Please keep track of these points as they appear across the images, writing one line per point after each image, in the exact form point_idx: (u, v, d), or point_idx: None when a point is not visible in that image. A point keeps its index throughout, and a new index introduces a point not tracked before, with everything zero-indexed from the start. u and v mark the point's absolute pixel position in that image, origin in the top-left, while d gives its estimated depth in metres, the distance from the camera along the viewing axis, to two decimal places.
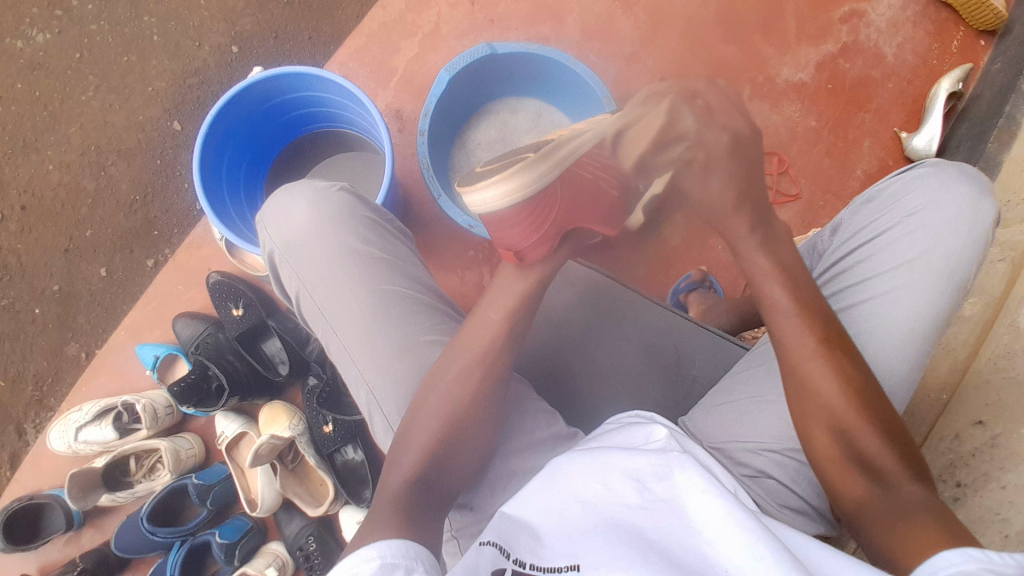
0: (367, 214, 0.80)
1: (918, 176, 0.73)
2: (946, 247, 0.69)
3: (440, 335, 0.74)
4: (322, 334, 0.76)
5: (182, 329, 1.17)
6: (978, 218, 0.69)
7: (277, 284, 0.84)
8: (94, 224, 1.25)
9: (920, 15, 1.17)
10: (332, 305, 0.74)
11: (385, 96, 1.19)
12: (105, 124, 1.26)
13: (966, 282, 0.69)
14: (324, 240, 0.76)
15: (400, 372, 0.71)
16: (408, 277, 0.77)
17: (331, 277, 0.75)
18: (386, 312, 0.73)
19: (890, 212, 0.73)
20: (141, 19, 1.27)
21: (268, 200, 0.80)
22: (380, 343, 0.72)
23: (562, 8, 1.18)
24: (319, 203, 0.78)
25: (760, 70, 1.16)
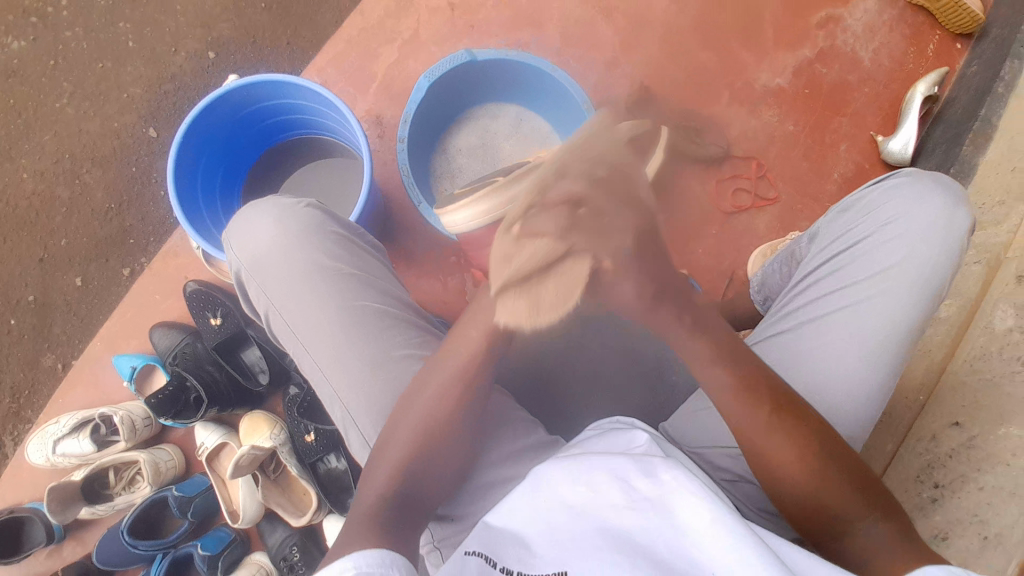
0: (336, 229, 0.80)
1: (892, 186, 0.74)
2: (922, 255, 0.69)
3: (413, 350, 0.73)
4: (294, 352, 0.75)
5: (160, 339, 1.15)
6: (951, 228, 0.70)
7: (247, 302, 0.83)
8: (69, 233, 1.23)
9: (896, 20, 1.18)
10: (301, 320, 0.73)
11: (365, 102, 1.18)
12: (80, 131, 1.25)
13: (942, 290, 0.69)
14: (292, 255, 0.75)
15: (372, 389, 0.70)
16: (380, 292, 0.76)
17: (301, 292, 0.74)
18: (358, 329, 0.72)
19: (865, 222, 0.74)
20: (116, 26, 1.26)
21: (238, 216, 0.80)
22: (352, 360, 0.71)
23: (540, 14, 1.19)
24: (286, 222, 0.77)
25: (738, 76, 1.17)
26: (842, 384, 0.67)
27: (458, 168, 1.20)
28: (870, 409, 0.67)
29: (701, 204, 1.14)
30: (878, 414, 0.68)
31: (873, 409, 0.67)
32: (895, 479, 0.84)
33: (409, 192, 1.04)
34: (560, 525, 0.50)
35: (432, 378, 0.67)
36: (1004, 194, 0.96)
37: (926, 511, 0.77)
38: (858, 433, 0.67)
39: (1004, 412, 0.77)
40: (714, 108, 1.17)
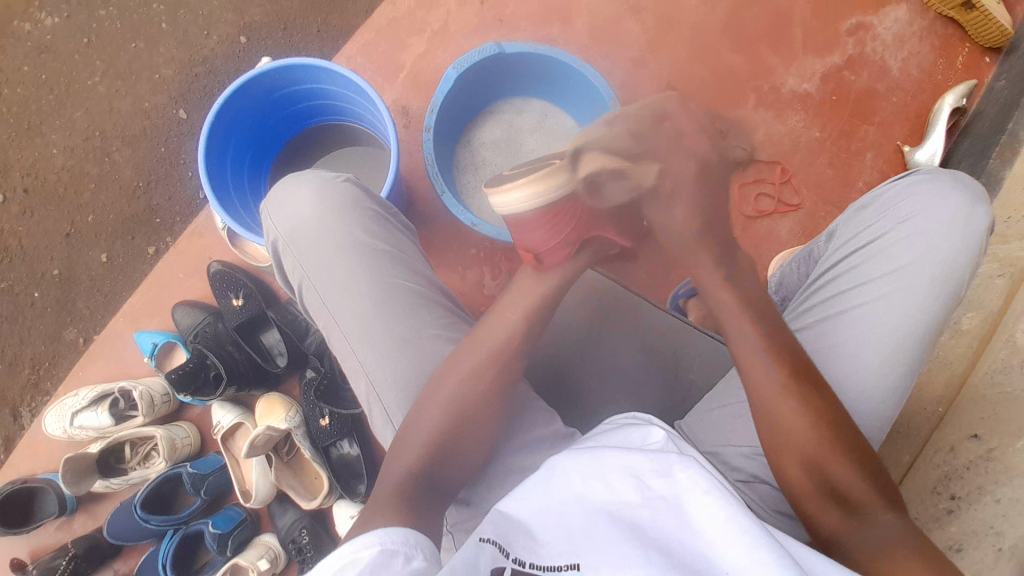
0: (372, 206, 0.80)
1: (911, 184, 0.74)
2: (941, 251, 0.69)
3: (443, 330, 0.74)
4: (325, 324, 0.76)
5: (182, 317, 1.17)
6: (971, 222, 0.70)
7: (280, 273, 0.83)
8: (96, 209, 1.25)
9: (927, 30, 1.17)
10: (333, 293, 0.74)
11: (393, 91, 1.19)
12: (111, 109, 1.26)
13: (959, 290, 0.69)
14: (326, 228, 0.76)
15: (403, 365, 0.71)
16: (412, 270, 0.77)
17: (333, 266, 0.75)
18: (389, 304, 0.73)
19: (883, 219, 0.73)
20: (151, 6, 1.28)
21: (274, 188, 0.80)
22: (382, 336, 0.72)
23: (570, 11, 1.19)
24: (324, 194, 0.78)
25: (765, 80, 1.17)
26: (856, 384, 0.67)
27: (482, 161, 1.20)
28: (887, 406, 0.67)
29: None
30: (896, 411, 0.68)
31: (889, 407, 0.67)
32: (912, 490, 0.85)
33: (434, 181, 1.04)
34: (574, 515, 0.50)
35: (460, 361, 0.68)
36: None
37: (941, 522, 0.79)
38: (873, 430, 0.67)
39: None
40: (739, 111, 1.17)
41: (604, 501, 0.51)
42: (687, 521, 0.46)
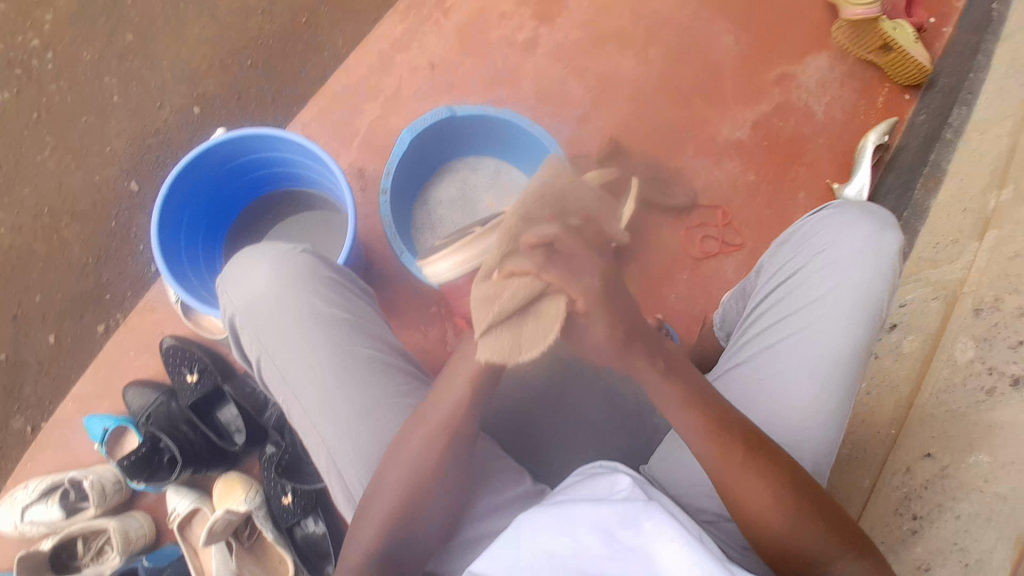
0: (330, 275, 0.80)
1: (824, 218, 0.80)
2: (857, 278, 0.74)
3: (404, 396, 0.74)
4: (284, 398, 0.76)
5: (133, 398, 1.15)
6: (885, 251, 0.75)
7: (236, 348, 0.82)
8: (44, 288, 1.22)
9: (847, 74, 1.27)
10: (292, 368, 0.74)
11: (347, 157, 1.22)
12: (59, 185, 1.24)
13: (881, 312, 0.74)
14: (283, 302, 0.76)
15: (365, 435, 0.71)
16: (372, 336, 0.78)
17: (291, 340, 0.75)
18: (349, 375, 0.73)
19: (802, 253, 0.79)
20: (102, 80, 1.25)
21: (229, 264, 0.80)
22: (343, 407, 0.72)
23: (516, 74, 1.25)
24: (279, 267, 0.78)
25: (702, 129, 1.24)
26: (794, 410, 0.72)
27: (439, 218, 1.23)
28: (829, 427, 0.72)
29: (673, 251, 1.20)
30: (838, 429, 0.73)
31: (830, 428, 0.72)
32: (874, 515, 0.86)
33: (392, 243, 1.07)
34: None
35: (417, 430, 0.68)
36: (955, 234, 1.01)
37: (907, 544, 0.81)
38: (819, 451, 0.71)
39: (972, 441, 0.82)
40: (680, 160, 1.23)
41: (571, 556, 0.51)
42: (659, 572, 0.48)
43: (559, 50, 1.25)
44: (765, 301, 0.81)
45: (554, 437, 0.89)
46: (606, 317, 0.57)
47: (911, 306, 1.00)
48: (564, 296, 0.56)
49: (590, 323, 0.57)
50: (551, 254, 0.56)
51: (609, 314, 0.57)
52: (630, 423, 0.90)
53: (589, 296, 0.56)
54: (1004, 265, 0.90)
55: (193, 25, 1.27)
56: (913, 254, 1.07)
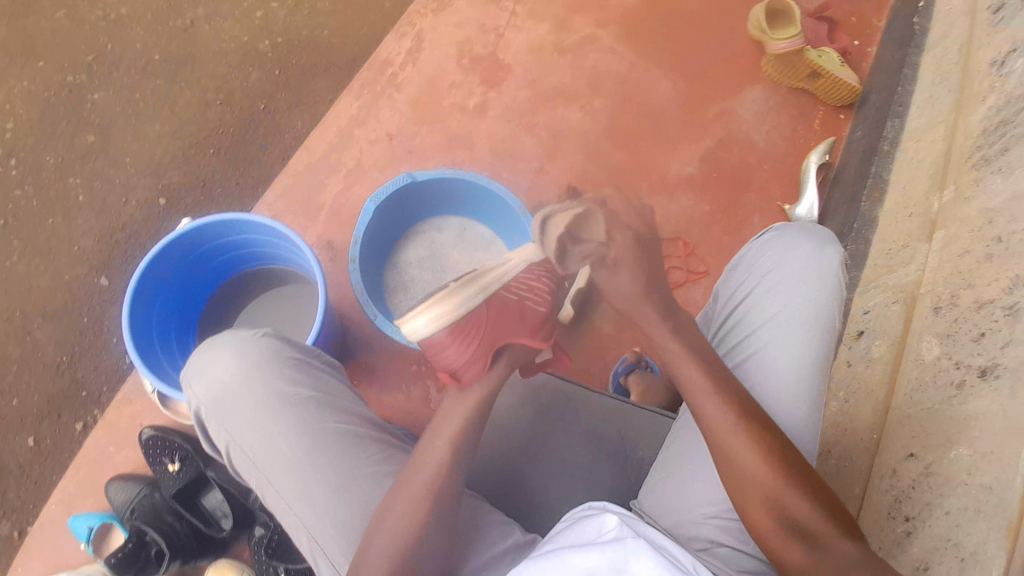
0: (293, 354, 0.81)
1: (766, 240, 0.83)
2: (804, 295, 0.76)
3: (378, 466, 0.75)
4: (258, 483, 0.76)
5: (115, 493, 1.12)
6: (826, 267, 0.78)
7: (206, 436, 0.84)
8: (22, 390, 1.22)
9: (783, 102, 1.33)
10: (262, 452, 0.74)
11: (315, 230, 1.25)
12: (30, 287, 1.28)
13: (833, 323, 0.76)
14: (248, 388, 0.77)
15: (342, 511, 0.71)
16: (341, 410, 0.78)
17: (259, 425, 0.75)
18: (321, 452, 0.74)
19: (750, 276, 0.81)
20: (67, 181, 1.34)
21: (191, 358, 0.82)
22: (316, 486, 0.72)
23: (471, 136, 1.30)
24: (242, 354, 0.78)
25: (653, 168, 1.29)
26: None
27: (410, 280, 1.25)
28: (802, 442, 0.73)
29: None
30: (812, 445, 0.74)
31: (804, 442, 0.73)
32: (869, 520, 0.87)
33: (365, 308, 1.09)
34: None
35: (400, 494, 0.69)
36: (905, 238, 1.05)
37: (903, 546, 0.80)
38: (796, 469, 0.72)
39: (949, 436, 0.82)
40: (635, 199, 1.27)
41: None
42: None
43: (510, 110, 1.31)
44: (723, 327, 0.83)
45: (542, 482, 0.89)
46: (633, 265, 0.81)
47: (874, 312, 1.03)
48: (611, 241, 0.82)
49: (619, 265, 0.81)
50: (599, 215, 0.84)
51: (634, 263, 0.81)
52: (618, 457, 0.90)
53: (623, 241, 0.82)
54: (956, 263, 0.92)
55: (155, 121, 1.37)
56: (868, 263, 1.11)
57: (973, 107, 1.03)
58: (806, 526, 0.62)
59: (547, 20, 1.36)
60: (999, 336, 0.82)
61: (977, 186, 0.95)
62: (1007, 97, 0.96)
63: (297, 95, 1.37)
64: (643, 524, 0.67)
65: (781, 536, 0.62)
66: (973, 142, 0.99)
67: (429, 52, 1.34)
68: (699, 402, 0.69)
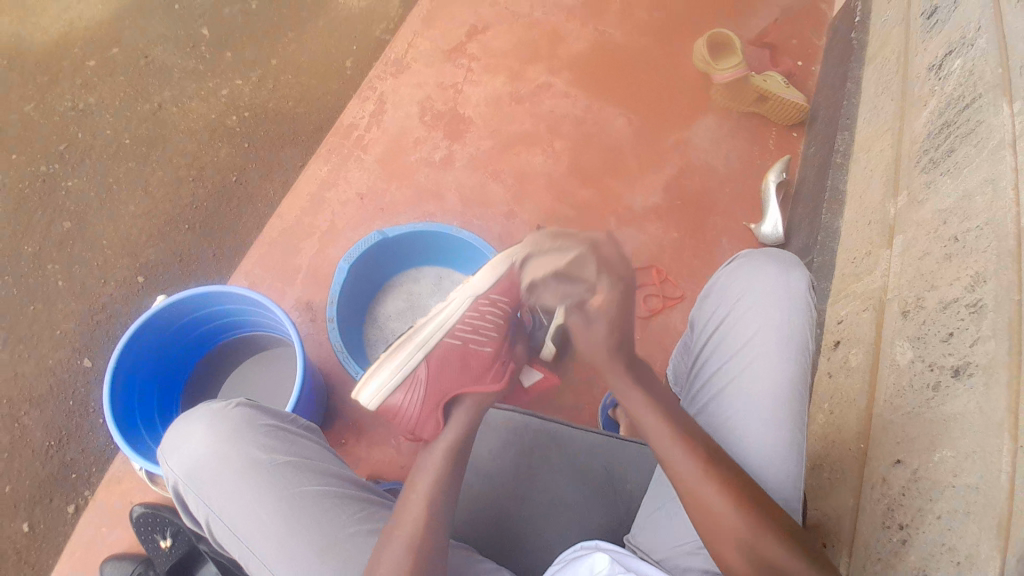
0: (269, 421, 0.82)
1: (734, 267, 0.83)
2: (776, 319, 0.76)
3: (360, 525, 0.74)
4: (241, 553, 0.75)
5: (111, 572, 1.11)
6: (796, 288, 0.78)
7: (187, 513, 0.83)
8: (11, 478, 1.22)
9: (736, 128, 1.38)
10: (243, 521, 0.74)
11: (293, 293, 1.27)
12: (15, 374, 1.29)
13: (809, 344, 0.76)
14: (226, 458, 0.77)
15: (326, 573, 0.70)
16: (319, 473, 0.78)
17: (238, 494, 0.75)
18: (299, 516, 0.73)
19: (724, 302, 0.81)
20: (46, 269, 1.37)
21: (167, 434, 0.82)
22: (297, 548, 0.71)
23: (439, 187, 1.33)
24: (217, 426, 0.79)
25: (618, 201, 1.32)
26: (755, 456, 0.71)
27: (391, 332, 1.27)
28: (792, 466, 0.71)
29: None
30: (801, 469, 0.72)
31: (794, 465, 0.71)
32: (867, 531, 0.85)
33: (346, 365, 1.10)
34: None
35: (387, 545, 0.67)
36: (868, 245, 1.06)
37: (901, 555, 0.79)
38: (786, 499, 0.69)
39: (931, 438, 0.80)
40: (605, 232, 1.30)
41: None
42: None
43: (475, 160, 1.35)
44: (700, 359, 0.82)
45: (531, 523, 0.88)
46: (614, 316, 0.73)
47: (847, 322, 1.04)
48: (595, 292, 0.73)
49: (596, 319, 0.73)
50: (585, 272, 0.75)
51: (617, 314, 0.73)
52: (605, 491, 0.89)
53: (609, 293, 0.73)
54: (918, 265, 0.93)
55: (129, 203, 1.42)
56: (837, 273, 1.12)
57: (915, 114, 1.06)
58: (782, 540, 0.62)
59: (501, 72, 1.42)
60: (966, 334, 0.80)
61: (928, 189, 0.97)
62: (947, 98, 0.98)
63: (267, 166, 1.44)
64: (635, 559, 0.68)
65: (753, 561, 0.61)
66: (920, 146, 1.02)
67: (392, 113, 1.39)
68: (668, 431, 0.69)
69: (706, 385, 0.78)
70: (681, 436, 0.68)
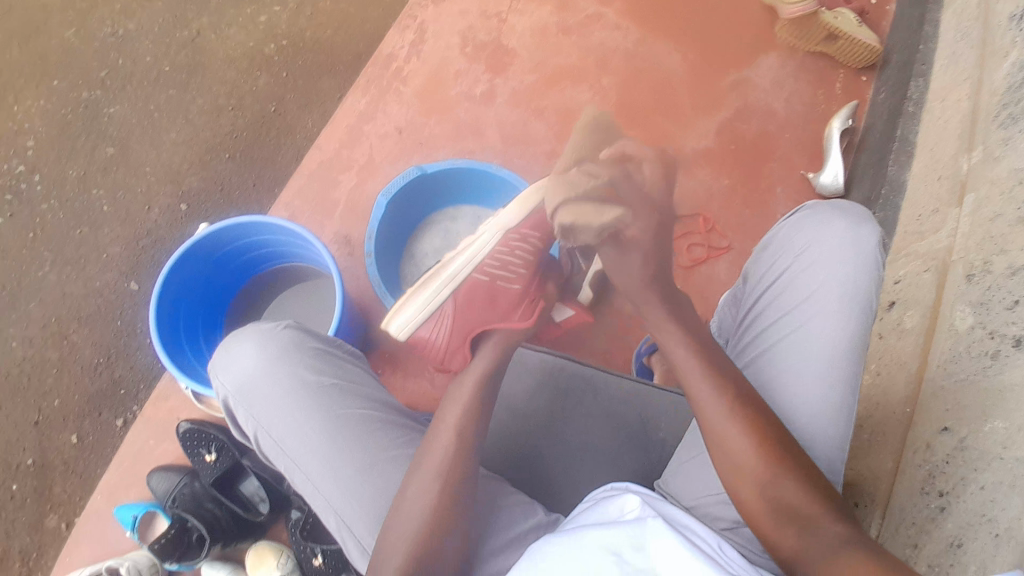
0: (316, 343, 0.82)
1: (799, 218, 0.78)
2: (841, 274, 0.72)
3: (402, 450, 0.75)
4: (286, 468, 0.77)
5: (157, 483, 1.16)
6: (864, 243, 0.73)
7: (235, 426, 0.85)
8: (63, 392, 1.28)
9: (799, 69, 1.30)
10: (290, 437, 0.75)
11: (332, 225, 1.26)
12: (64, 295, 1.33)
13: (873, 301, 0.72)
14: (274, 377, 0.78)
15: (369, 494, 0.72)
16: (363, 396, 0.79)
17: (286, 412, 0.76)
18: (344, 437, 0.74)
19: (784, 255, 0.77)
20: (90, 193, 1.39)
21: (218, 350, 0.82)
22: (341, 469, 0.73)
23: (480, 123, 1.29)
24: (266, 344, 0.79)
25: (667, 144, 1.26)
26: (802, 415, 0.69)
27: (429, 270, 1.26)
28: (839, 426, 0.68)
29: None
30: (849, 431, 0.70)
31: (842, 426, 0.69)
32: (903, 495, 0.82)
33: (383, 300, 1.10)
34: None
35: (412, 478, 0.69)
36: (935, 202, 1.00)
37: (937, 522, 0.76)
38: (829, 460, 0.67)
39: (984, 407, 0.77)
40: None
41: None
42: None
43: (519, 95, 1.30)
44: (751, 312, 0.79)
45: (562, 464, 0.88)
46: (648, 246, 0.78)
47: (905, 282, 0.98)
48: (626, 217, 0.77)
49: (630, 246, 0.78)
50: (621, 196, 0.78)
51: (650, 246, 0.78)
52: (639, 437, 0.88)
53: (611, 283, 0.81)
54: (987, 228, 0.87)
55: (170, 130, 1.42)
56: (899, 229, 1.06)
57: (996, 63, 0.97)
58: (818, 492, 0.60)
59: (549, 3, 1.35)
60: None
61: (1006, 146, 0.90)
62: None
63: (306, 96, 1.41)
64: (666, 503, 0.66)
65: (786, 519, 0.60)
66: (998, 101, 0.94)
67: (433, 43, 1.33)
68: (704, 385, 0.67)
69: (754, 340, 0.75)
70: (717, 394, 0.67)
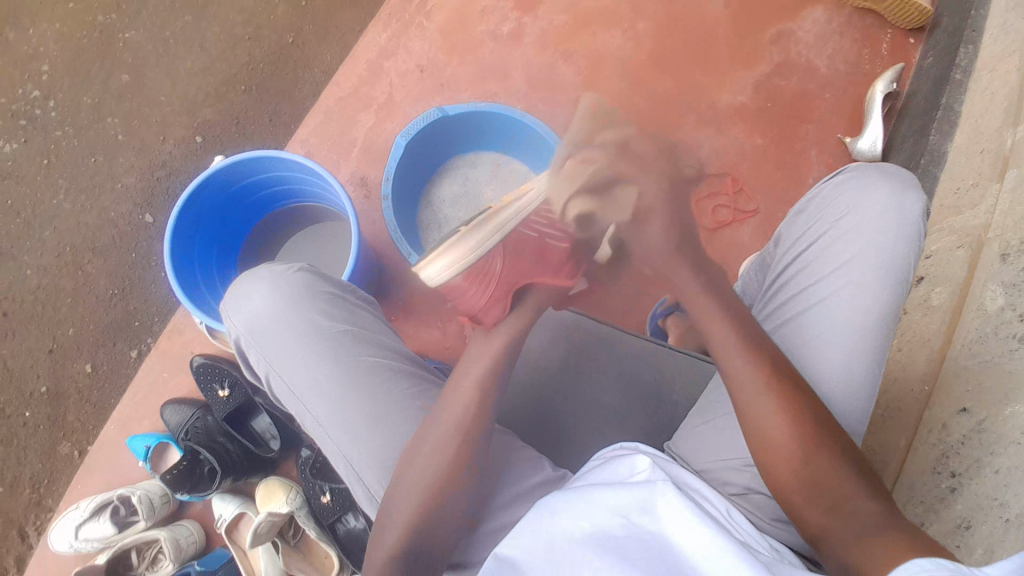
0: (329, 288, 0.81)
1: (839, 183, 0.75)
2: (879, 243, 0.69)
3: (411, 399, 0.75)
4: (297, 412, 0.77)
5: (170, 416, 1.19)
6: (906, 212, 0.70)
7: (246, 367, 0.85)
8: (77, 322, 1.29)
9: (846, 24, 1.23)
10: (301, 382, 0.75)
11: (348, 166, 1.24)
12: (78, 224, 1.33)
13: (908, 274, 0.70)
14: (287, 321, 0.77)
15: (376, 441, 0.72)
16: (375, 344, 0.78)
17: (297, 356, 0.76)
18: (355, 385, 0.74)
19: (821, 220, 0.74)
20: (106, 121, 1.36)
21: (230, 290, 0.82)
22: (350, 416, 0.73)
23: (506, 66, 1.24)
24: (279, 287, 0.79)
25: (700, 98, 1.21)
26: (825, 386, 0.67)
27: (445, 218, 1.24)
28: (862, 399, 0.67)
29: None
30: (871, 405, 0.68)
31: (865, 398, 0.67)
32: (914, 474, 0.82)
33: (398, 245, 1.08)
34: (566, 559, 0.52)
35: (431, 431, 0.69)
36: (977, 175, 0.96)
37: (946, 502, 0.77)
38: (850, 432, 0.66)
39: (1009, 391, 0.76)
40: (681, 132, 1.21)
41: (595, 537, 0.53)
42: (677, 549, 0.51)
43: (547, 36, 1.24)
44: (780, 276, 0.77)
45: (570, 424, 0.87)
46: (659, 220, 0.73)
47: (935, 257, 0.94)
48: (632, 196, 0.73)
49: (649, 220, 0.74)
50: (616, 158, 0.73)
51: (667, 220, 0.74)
52: (650, 401, 0.87)
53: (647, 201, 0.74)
54: None
55: (187, 58, 1.37)
56: (935, 202, 1.02)
57: None
58: (835, 470, 0.59)
59: None
60: None
61: None
62: None
63: (326, 27, 1.35)
64: (673, 465, 0.64)
65: (799, 497, 0.59)
66: None
67: None
68: (724, 356, 0.66)
69: (782, 306, 0.74)
70: (743, 370, 0.64)
